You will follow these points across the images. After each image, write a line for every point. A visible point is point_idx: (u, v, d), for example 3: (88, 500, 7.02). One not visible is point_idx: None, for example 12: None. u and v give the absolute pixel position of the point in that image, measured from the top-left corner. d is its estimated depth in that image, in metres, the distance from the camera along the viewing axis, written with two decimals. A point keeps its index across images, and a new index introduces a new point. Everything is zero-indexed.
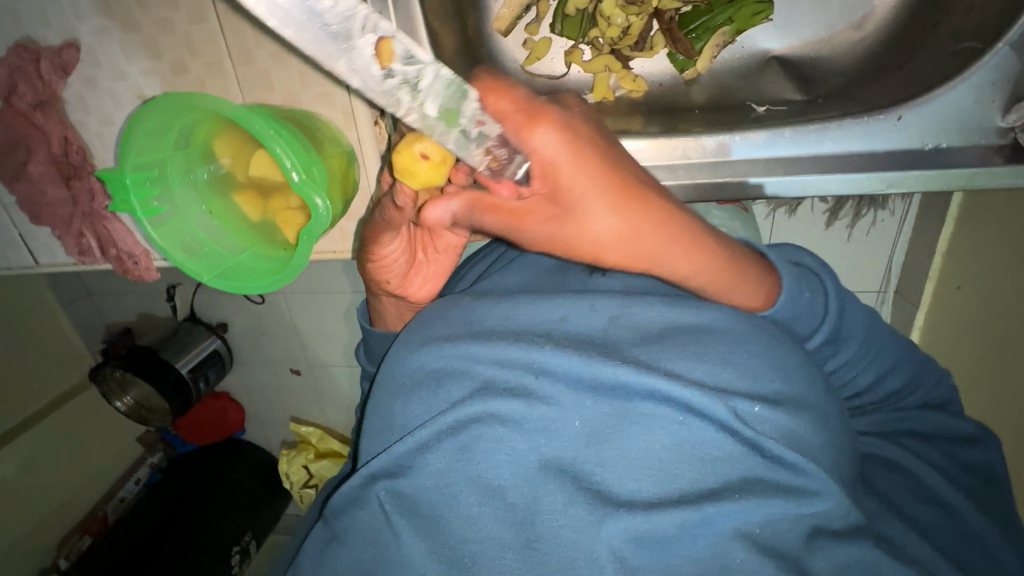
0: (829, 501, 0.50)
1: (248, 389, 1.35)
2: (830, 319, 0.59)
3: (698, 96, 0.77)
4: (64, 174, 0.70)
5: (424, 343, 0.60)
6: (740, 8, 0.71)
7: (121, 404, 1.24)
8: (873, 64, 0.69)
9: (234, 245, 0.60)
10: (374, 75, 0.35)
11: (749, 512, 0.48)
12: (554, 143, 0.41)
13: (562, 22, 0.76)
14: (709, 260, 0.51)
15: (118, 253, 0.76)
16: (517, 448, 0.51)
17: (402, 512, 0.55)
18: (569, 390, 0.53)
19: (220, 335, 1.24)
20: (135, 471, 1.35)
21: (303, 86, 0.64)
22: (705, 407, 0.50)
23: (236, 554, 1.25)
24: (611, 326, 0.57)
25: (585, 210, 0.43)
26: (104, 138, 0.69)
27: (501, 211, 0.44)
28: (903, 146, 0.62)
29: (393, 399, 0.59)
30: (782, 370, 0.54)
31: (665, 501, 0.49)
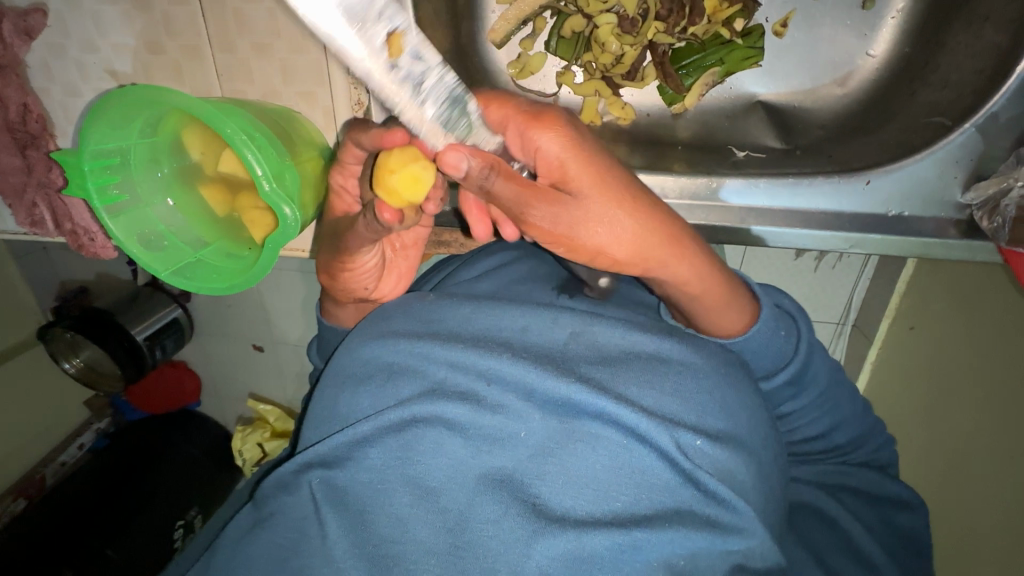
0: (751, 540, 0.52)
1: (209, 360, 1.31)
2: (795, 364, 0.62)
3: (683, 131, 0.78)
4: (20, 143, 0.67)
5: (382, 335, 0.61)
6: (732, 51, 0.72)
7: (70, 366, 1.18)
8: (850, 122, 0.72)
9: (200, 239, 0.58)
10: (379, 60, 0.40)
11: (676, 543, 0.50)
12: (558, 143, 0.49)
13: (557, 41, 0.76)
14: (705, 273, 0.56)
15: (74, 228, 0.73)
16: (457, 452, 0.53)
17: (333, 502, 0.54)
18: (517, 400, 0.54)
19: (181, 303, 1.19)
20: (79, 437, 1.29)
21: (283, 82, 0.61)
22: (650, 433, 0.52)
23: (178, 529, 1.19)
24: (569, 342, 0.58)
25: (590, 211, 0.49)
26: (67, 108, 0.66)
27: (518, 181, 0.47)
28: (867, 209, 0.64)
29: (343, 389, 0.60)
30: (729, 413, 0.55)
31: (597, 519, 0.50)
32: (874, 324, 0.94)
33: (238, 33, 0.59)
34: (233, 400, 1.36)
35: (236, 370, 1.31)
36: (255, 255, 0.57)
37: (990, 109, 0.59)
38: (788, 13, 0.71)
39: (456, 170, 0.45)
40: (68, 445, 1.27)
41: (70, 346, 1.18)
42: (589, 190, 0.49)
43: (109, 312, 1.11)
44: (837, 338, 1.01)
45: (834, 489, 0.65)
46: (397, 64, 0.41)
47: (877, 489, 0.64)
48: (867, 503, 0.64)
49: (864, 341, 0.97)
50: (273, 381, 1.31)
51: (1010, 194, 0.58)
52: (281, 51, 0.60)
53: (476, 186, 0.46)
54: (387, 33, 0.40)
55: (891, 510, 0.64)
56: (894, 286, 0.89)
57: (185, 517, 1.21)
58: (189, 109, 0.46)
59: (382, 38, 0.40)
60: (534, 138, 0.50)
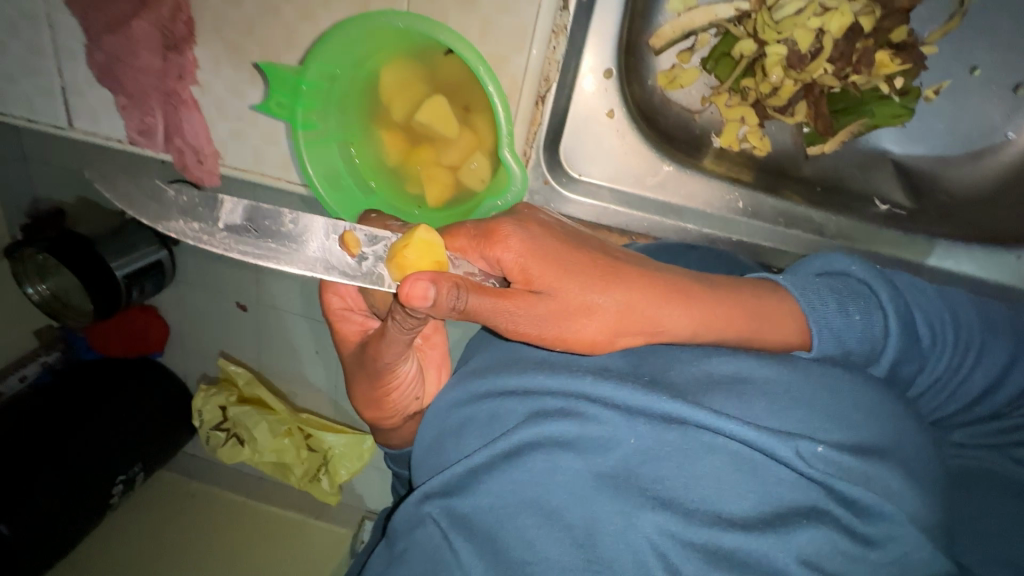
0: (907, 546, 0.48)
1: (196, 318, 1.14)
2: (895, 338, 0.55)
3: (811, 172, 0.79)
4: (165, 44, 0.61)
5: (484, 373, 0.63)
6: (886, 106, 0.73)
7: (34, 292, 1.04)
8: (983, 196, 0.75)
9: (368, 184, 0.55)
10: (348, 262, 0.47)
11: (819, 544, 0.48)
12: (516, 248, 0.49)
13: (715, 62, 0.76)
14: (712, 308, 0.53)
15: (183, 146, 0.66)
16: (574, 470, 0.53)
17: (459, 529, 0.55)
18: (618, 417, 0.54)
19: (168, 247, 1.03)
20: (22, 367, 1.11)
21: (479, 39, 0.58)
22: (767, 441, 0.49)
23: (119, 484, 1.07)
24: (656, 365, 0.58)
25: (566, 292, 0.49)
26: (220, 17, 0.60)
27: (485, 290, 0.47)
28: (1011, 282, 0.72)
29: (450, 438, 0.62)
30: (837, 417, 0.51)
31: (731, 522, 0.49)
32: None
33: None
34: None
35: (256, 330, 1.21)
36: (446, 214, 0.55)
37: None
38: (943, 82, 0.74)
39: (424, 298, 0.43)
40: (7, 374, 1.10)
41: (36, 268, 1.03)
42: (557, 282, 0.49)
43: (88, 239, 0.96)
44: None
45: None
46: (363, 254, 0.47)
47: None
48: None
49: None
50: None
51: None
52: (487, 8, 0.56)
53: (445, 312, 0.44)
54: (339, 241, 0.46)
55: None
56: None
57: (127, 473, 1.09)
58: (423, 29, 0.46)
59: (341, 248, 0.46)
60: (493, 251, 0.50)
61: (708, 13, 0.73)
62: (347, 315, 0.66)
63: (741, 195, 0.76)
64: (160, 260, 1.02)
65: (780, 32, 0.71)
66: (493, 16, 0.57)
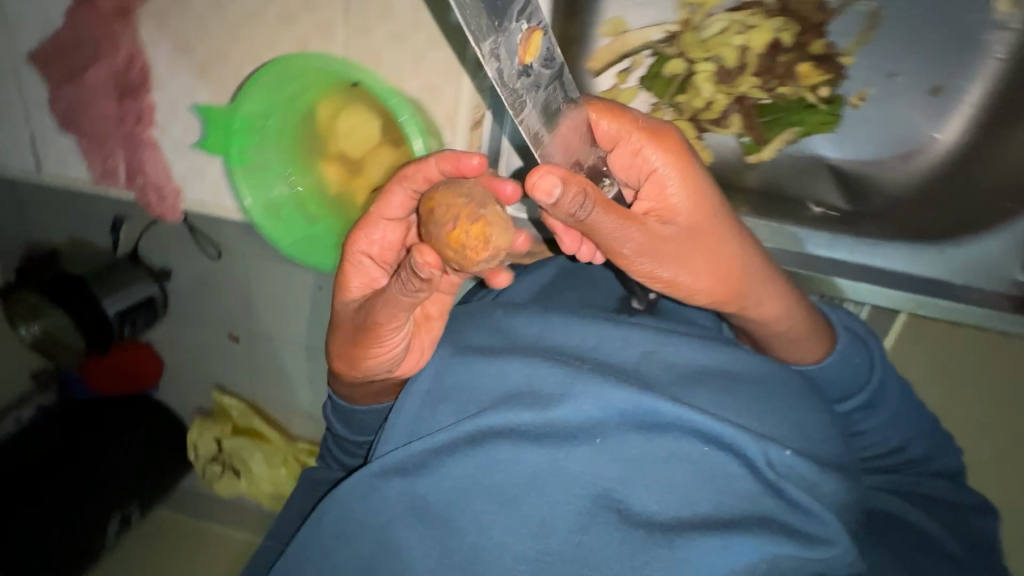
0: (836, 549, 0.51)
1: (182, 347, 1.19)
2: (869, 391, 0.62)
3: (753, 180, 0.82)
4: (120, 91, 0.65)
5: (462, 354, 0.61)
6: (812, 115, 0.78)
7: (27, 333, 1.09)
8: (915, 195, 0.78)
9: (309, 211, 0.57)
10: (513, 64, 0.40)
11: (764, 547, 0.49)
12: (669, 164, 0.51)
13: (651, 79, 0.80)
14: (783, 317, 0.59)
15: (145, 184, 0.71)
16: (538, 462, 0.53)
17: (412, 510, 0.54)
18: (596, 411, 0.54)
19: (161, 283, 1.09)
20: (17, 410, 1.14)
21: (412, 72, 0.62)
22: (732, 441, 0.53)
23: (115, 522, 1.13)
24: (644, 360, 0.59)
25: (700, 239, 0.52)
26: (171, 63, 0.64)
27: (614, 211, 0.46)
28: (933, 273, 0.75)
29: (418, 407, 0.60)
30: (802, 432, 0.56)
31: (684, 523, 0.50)
32: None
33: (379, 20, 0.60)
34: None
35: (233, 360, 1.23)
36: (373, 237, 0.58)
37: None
38: (866, 89, 0.77)
39: (551, 194, 0.41)
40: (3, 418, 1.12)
41: (30, 311, 1.08)
42: (695, 220, 0.51)
43: (82, 279, 1.03)
44: None
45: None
46: (527, 64, 0.41)
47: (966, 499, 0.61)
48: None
49: None
50: None
51: None
52: (419, 43, 0.60)
53: (565, 214, 0.44)
54: (527, 32, 0.40)
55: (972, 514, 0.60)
56: None
57: (124, 510, 1.15)
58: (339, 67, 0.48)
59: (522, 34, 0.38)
60: (647, 159, 0.51)
61: (639, 36, 0.78)
62: (360, 260, 0.54)
63: None
64: (151, 295, 1.09)
65: (707, 50, 0.76)
66: (422, 51, 0.61)
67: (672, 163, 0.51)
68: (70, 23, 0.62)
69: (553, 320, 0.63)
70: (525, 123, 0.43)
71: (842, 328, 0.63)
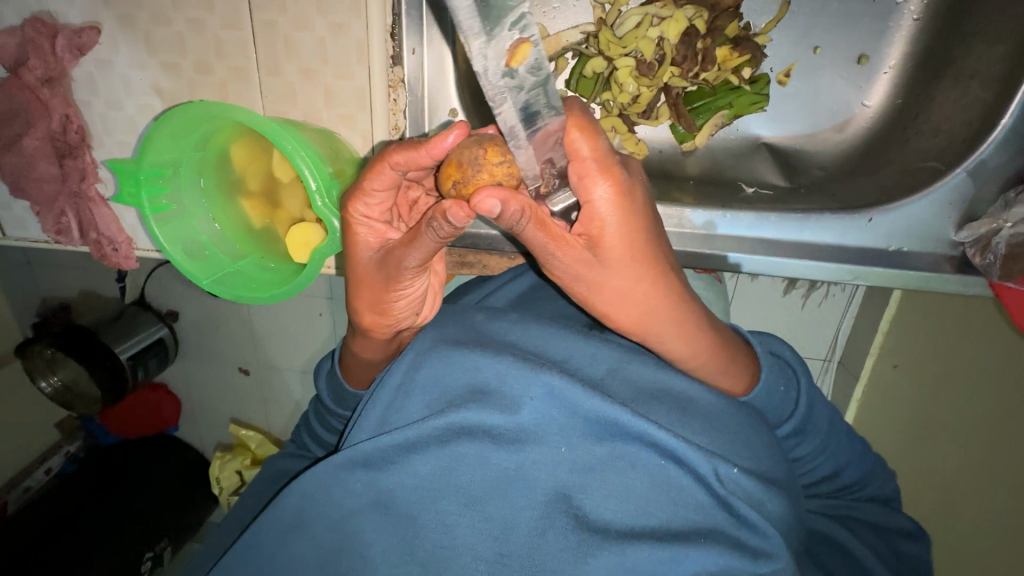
0: (778, 565, 0.49)
1: (190, 383, 1.29)
2: (796, 418, 0.62)
3: (692, 167, 0.82)
4: (59, 152, 0.68)
5: (437, 348, 0.55)
6: (739, 96, 0.78)
7: (47, 386, 1.16)
8: (849, 165, 0.77)
9: (233, 248, 0.60)
10: (498, 68, 0.41)
11: (707, 560, 0.47)
12: (609, 204, 0.44)
13: (577, 79, 0.80)
14: (699, 349, 0.54)
15: (99, 238, 0.74)
16: (503, 465, 0.49)
17: (377, 508, 0.50)
18: (562, 414, 0.51)
19: (168, 324, 1.19)
20: (47, 460, 1.27)
21: (326, 105, 0.65)
22: (688, 457, 0.49)
23: (147, 561, 1.20)
24: (608, 377, 0.55)
25: (620, 265, 0.47)
26: (106, 122, 0.68)
27: (548, 229, 0.45)
28: (872, 244, 0.68)
29: (389, 398, 0.54)
30: (747, 447, 0.54)
31: (637, 533, 0.48)
32: (858, 359, 1.01)
33: (287, 59, 0.63)
34: (216, 423, 1.33)
35: (224, 392, 1.28)
36: (294, 267, 0.59)
37: (978, 157, 0.64)
38: (791, 65, 0.77)
39: (490, 212, 0.43)
40: (34, 469, 1.25)
41: (48, 364, 1.15)
42: (619, 256, 0.46)
43: (91, 329, 1.10)
44: (823, 373, 1.07)
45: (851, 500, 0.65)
46: (513, 73, 0.42)
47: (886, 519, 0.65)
48: (878, 528, 0.64)
49: (849, 375, 1.03)
50: (258, 403, 1.28)
51: (999, 233, 0.63)
52: (327, 76, 0.63)
53: (506, 226, 0.45)
54: (513, 42, 0.40)
55: (896, 538, 0.64)
56: (878, 321, 0.95)
57: (154, 550, 1.21)
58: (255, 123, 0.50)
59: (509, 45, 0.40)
60: (588, 191, 0.44)
61: (560, 39, 0.78)
62: (368, 220, 0.51)
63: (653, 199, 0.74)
64: (161, 337, 1.17)
65: (625, 46, 0.76)
66: (333, 83, 0.64)
67: (616, 194, 0.44)
68: (6, 95, 0.66)
69: (526, 322, 0.59)
70: (502, 118, 0.44)
71: (766, 353, 0.62)
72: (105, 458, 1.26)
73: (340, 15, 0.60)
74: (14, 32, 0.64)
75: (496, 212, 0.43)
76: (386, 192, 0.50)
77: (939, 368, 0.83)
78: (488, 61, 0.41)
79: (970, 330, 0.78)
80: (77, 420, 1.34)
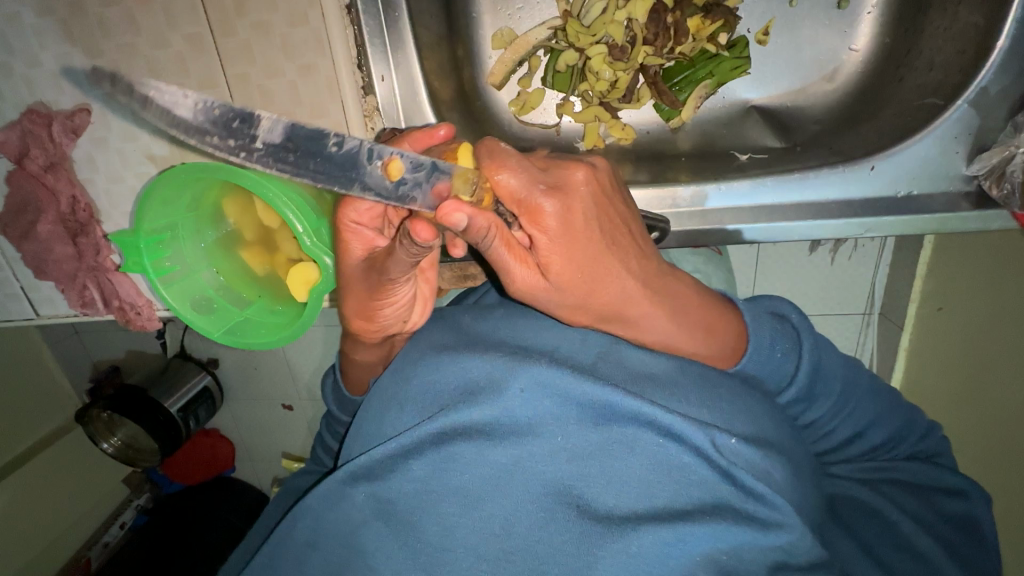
0: (792, 535, 0.48)
1: (237, 426, 1.33)
2: (800, 380, 0.59)
3: (683, 143, 0.80)
4: (71, 232, 0.72)
5: (427, 356, 0.57)
6: (719, 63, 0.75)
7: (110, 446, 1.21)
8: (846, 113, 0.74)
9: (238, 297, 0.62)
10: (388, 189, 0.42)
11: (716, 537, 0.46)
12: (551, 225, 0.44)
13: (553, 75, 0.79)
14: (684, 330, 0.54)
15: (121, 305, 0.77)
16: (500, 461, 0.48)
17: (381, 517, 0.50)
18: (554, 404, 0.49)
19: (211, 371, 1.24)
20: (120, 515, 1.34)
21: None
22: (686, 432, 0.48)
23: None
24: (602, 359, 0.54)
25: (575, 279, 0.47)
26: (110, 195, 0.71)
27: (512, 251, 0.45)
28: (879, 193, 0.65)
29: (386, 410, 0.55)
30: (750, 420, 0.53)
31: (640, 516, 0.46)
32: (900, 308, 0.97)
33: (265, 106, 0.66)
34: (267, 462, 1.38)
35: (269, 430, 1.33)
36: (298, 308, 0.61)
37: (979, 84, 0.61)
38: (768, 22, 0.75)
39: (456, 226, 0.42)
40: (110, 524, 1.33)
41: (106, 425, 1.22)
42: (574, 272, 0.46)
43: (140, 388, 1.16)
44: (865, 328, 1.03)
45: (876, 482, 0.63)
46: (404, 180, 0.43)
47: (920, 479, 0.62)
48: (913, 489, 0.62)
49: (892, 325, 0.99)
50: (302, 436, 1.32)
51: (1013, 160, 0.60)
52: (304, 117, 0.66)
53: (472, 241, 0.44)
54: (379, 166, 0.41)
55: (937, 498, 0.61)
56: (915, 269, 0.92)
57: None
58: (231, 176, 0.51)
59: (381, 172, 0.41)
60: (534, 216, 0.43)
61: (529, 38, 0.77)
62: (357, 226, 0.50)
63: (649, 183, 0.72)
64: (206, 385, 1.22)
65: (594, 34, 0.74)
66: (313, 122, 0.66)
67: (564, 215, 0.44)
68: (15, 187, 0.70)
69: (516, 321, 0.59)
70: (421, 212, 0.44)
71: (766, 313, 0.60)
72: (172, 507, 1.33)
73: (306, 57, 0.63)
74: (13, 126, 0.67)
75: (462, 228, 0.42)
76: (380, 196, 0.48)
77: (986, 303, 0.80)
78: (372, 191, 0.42)
79: (1013, 259, 0.75)
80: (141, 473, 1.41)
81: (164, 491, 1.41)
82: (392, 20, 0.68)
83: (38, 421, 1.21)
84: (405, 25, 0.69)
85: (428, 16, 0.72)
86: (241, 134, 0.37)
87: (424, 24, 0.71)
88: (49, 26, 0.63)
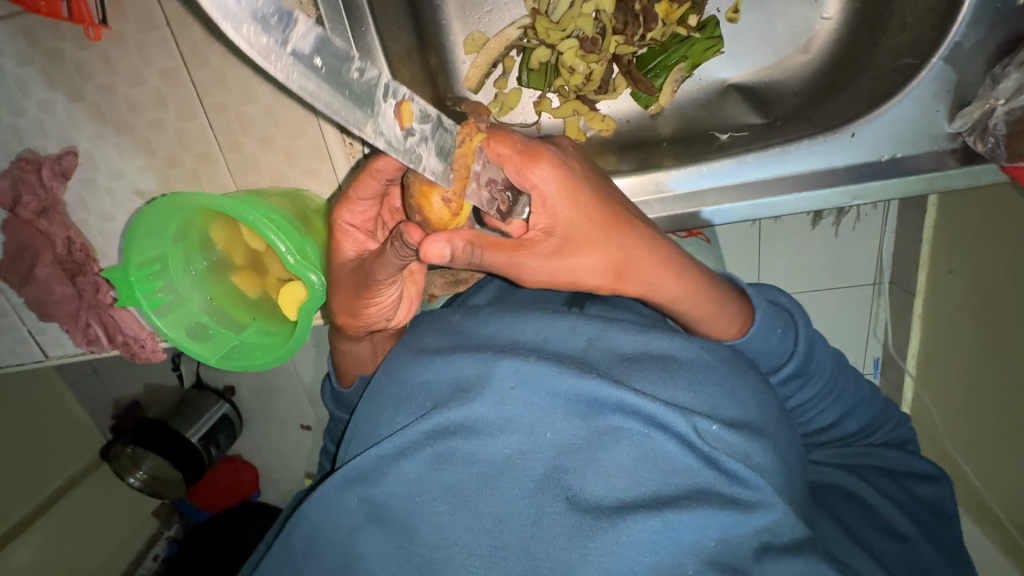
0: (775, 514, 0.47)
1: (257, 451, 1.35)
2: (793, 362, 0.60)
3: (665, 129, 0.79)
4: (70, 272, 0.74)
5: (415, 356, 0.57)
6: (691, 46, 0.75)
7: (134, 480, 1.23)
8: (824, 81, 0.73)
9: (232, 320, 0.63)
10: (397, 134, 0.38)
11: (705, 526, 0.45)
12: (554, 183, 0.46)
13: (528, 74, 0.79)
14: (683, 287, 0.54)
15: (125, 339, 0.78)
16: (489, 458, 0.48)
17: (375, 520, 0.50)
18: (542, 402, 0.50)
19: (228, 399, 1.25)
20: (153, 547, 1.38)
21: (290, 166, 0.69)
22: (669, 420, 0.48)
23: None
24: (589, 349, 0.54)
25: (576, 232, 0.48)
26: (105, 234, 0.73)
27: (500, 247, 0.46)
28: (862, 158, 0.65)
29: (379, 411, 0.55)
30: (739, 402, 0.53)
31: (628, 506, 0.46)
32: (909, 274, 0.95)
33: (244, 132, 0.67)
34: (289, 483, 1.39)
35: (285, 451, 1.34)
36: (290, 326, 0.62)
37: (952, 40, 0.60)
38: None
39: (439, 257, 0.43)
40: (143, 557, 1.36)
41: (131, 459, 1.23)
42: (577, 229, 0.47)
43: (162, 420, 1.18)
44: (876, 298, 1.01)
45: (855, 468, 0.62)
46: (412, 130, 0.39)
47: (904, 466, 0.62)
48: (892, 474, 0.62)
49: (904, 294, 0.97)
50: None
51: (994, 114, 0.59)
52: (283, 139, 0.68)
53: (462, 264, 0.45)
54: (394, 107, 0.37)
55: (913, 483, 0.61)
56: (921, 233, 0.91)
57: None
58: (213, 206, 0.52)
59: (393, 115, 0.37)
60: (531, 177, 0.46)
61: (501, 39, 0.77)
62: (350, 228, 0.53)
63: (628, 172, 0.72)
64: (226, 412, 1.23)
65: (564, 28, 0.74)
66: (292, 146, 0.68)
67: (559, 176, 0.46)
68: (10, 234, 0.71)
69: (507, 316, 0.59)
70: (428, 172, 0.41)
71: (755, 301, 0.60)
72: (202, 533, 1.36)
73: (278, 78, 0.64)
74: (3, 175, 0.69)
75: (447, 259, 0.43)
76: (371, 202, 0.52)
77: (999, 259, 0.78)
78: (384, 137, 0.37)
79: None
80: (170, 504, 1.44)
81: (193, 519, 1.43)
82: (360, 35, 0.67)
83: (61, 464, 1.21)
84: (373, 39, 0.67)
85: (400, 29, 0.72)
86: (274, 31, 0.31)
87: (394, 37, 0.70)
88: (30, 74, 0.64)
